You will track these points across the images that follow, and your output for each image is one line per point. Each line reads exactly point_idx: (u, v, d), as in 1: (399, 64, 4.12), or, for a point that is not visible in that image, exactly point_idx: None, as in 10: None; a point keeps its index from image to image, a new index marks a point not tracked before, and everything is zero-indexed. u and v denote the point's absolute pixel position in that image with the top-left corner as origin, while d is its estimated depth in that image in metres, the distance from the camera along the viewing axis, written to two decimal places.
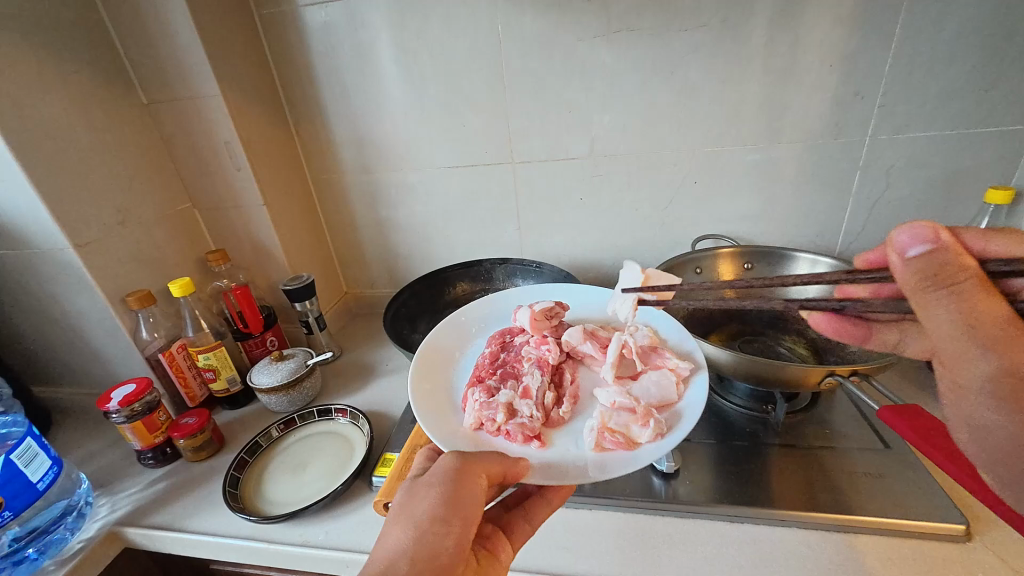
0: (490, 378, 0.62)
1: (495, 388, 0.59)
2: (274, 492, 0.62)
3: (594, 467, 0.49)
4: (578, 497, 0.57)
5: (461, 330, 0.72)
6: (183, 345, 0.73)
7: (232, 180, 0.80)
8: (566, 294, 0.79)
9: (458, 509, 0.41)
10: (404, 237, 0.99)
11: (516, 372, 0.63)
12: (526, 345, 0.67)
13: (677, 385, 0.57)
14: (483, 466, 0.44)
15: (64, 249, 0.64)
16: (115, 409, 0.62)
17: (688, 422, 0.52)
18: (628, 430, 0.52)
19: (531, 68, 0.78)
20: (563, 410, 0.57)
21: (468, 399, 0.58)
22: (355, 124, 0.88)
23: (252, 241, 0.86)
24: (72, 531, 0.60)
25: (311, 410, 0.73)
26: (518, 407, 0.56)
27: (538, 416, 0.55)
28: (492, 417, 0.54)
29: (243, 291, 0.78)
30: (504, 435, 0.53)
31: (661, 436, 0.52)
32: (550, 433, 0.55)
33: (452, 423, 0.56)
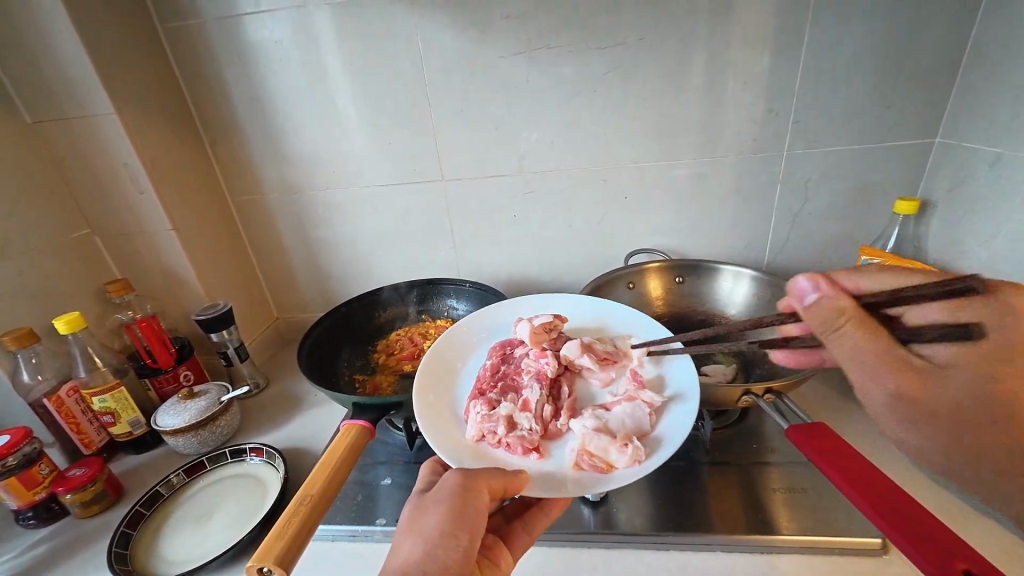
0: (491, 391, 0.57)
1: (496, 400, 0.55)
2: (171, 550, 0.56)
3: (587, 480, 0.47)
4: None
5: (464, 340, 0.67)
6: (75, 387, 0.66)
7: (136, 204, 0.74)
8: (562, 302, 0.72)
9: (464, 523, 0.39)
10: (337, 259, 0.95)
11: (514, 383, 0.59)
12: (526, 358, 0.62)
13: (651, 416, 0.52)
14: (485, 480, 0.42)
15: None
16: None
17: (665, 454, 0.48)
18: (607, 454, 0.48)
19: (454, 82, 0.76)
20: (562, 422, 0.53)
21: (470, 410, 0.54)
22: (276, 141, 0.84)
23: (163, 270, 0.80)
24: None
25: (223, 452, 0.67)
26: (519, 420, 0.53)
27: (537, 428, 0.52)
28: (494, 429, 0.51)
29: (148, 323, 0.72)
30: (505, 447, 0.50)
31: (637, 463, 0.48)
32: (548, 444, 0.52)
33: (452, 435, 0.52)
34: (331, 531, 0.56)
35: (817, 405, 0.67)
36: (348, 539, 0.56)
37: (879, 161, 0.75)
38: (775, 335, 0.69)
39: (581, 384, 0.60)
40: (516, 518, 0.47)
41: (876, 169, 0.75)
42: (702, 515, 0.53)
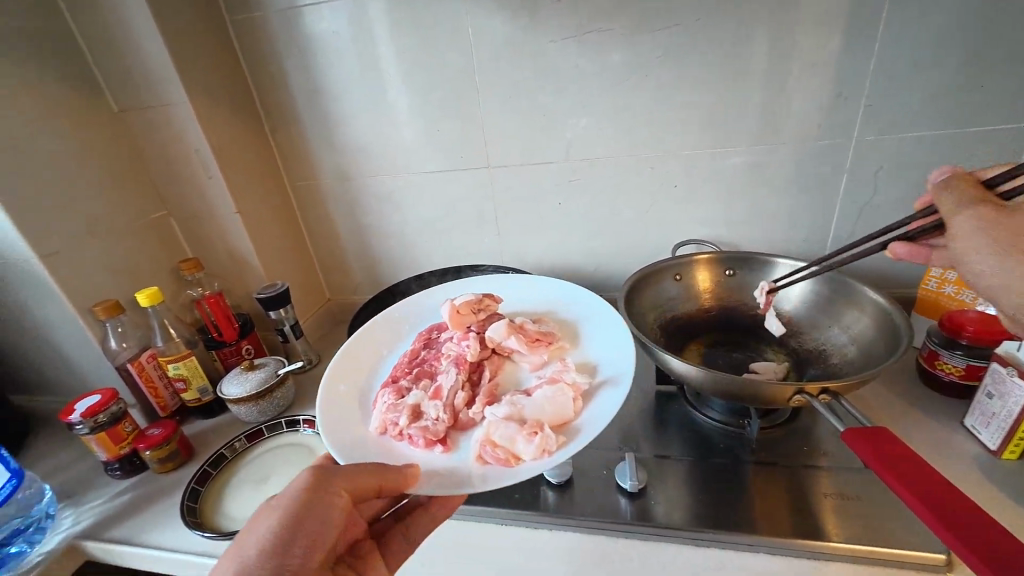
0: (404, 378, 0.61)
1: (406, 389, 0.58)
2: (234, 508, 0.61)
3: (490, 474, 0.47)
4: (539, 517, 0.55)
5: (391, 329, 0.71)
6: (153, 355, 0.73)
7: (205, 189, 0.80)
8: (511, 293, 0.76)
9: (303, 528, 0.41)
10: (385, 244, 0.98)
11: (430, 373, 0.62)
12: (448, 343, 0.65)
13: (574, 400, 0.54)
14: (343, 480, 0.44)
15: (29, 260, 0.65)
16: (78, 421, 0.62)
17: (576, 446, 0.49)
18: (512, 445, 0.49)
19: (503, 69, 0.76)
20: (473, 412, 0.55)
21: (377, 401, 0.57)
22: (331, 129, 0.87)
23: (228, 250, 0.86)
24: (33, 543, 0.60)
25: (279, 421, 0.72)
26: (425, 409, 0.55)
27: (444, 419, 0.54)
28: (396, 421, 0.53)
29: (215, 299, 0.78)
30: (408, 440, 0.52)
31: (546, 454, 0.48)
32: (455, 435, 0.53)
33: (357, 425, 0.55)
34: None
35: (877, 410, 0.63)
36: None
37: (965, 149, 0.68)
38: (831, 333, 0.65)
39: (509, 366, 0.63)
40: (403, 518, 0.51)
41: (960, 158, 0.68)
42: (747, 514, 0.51)
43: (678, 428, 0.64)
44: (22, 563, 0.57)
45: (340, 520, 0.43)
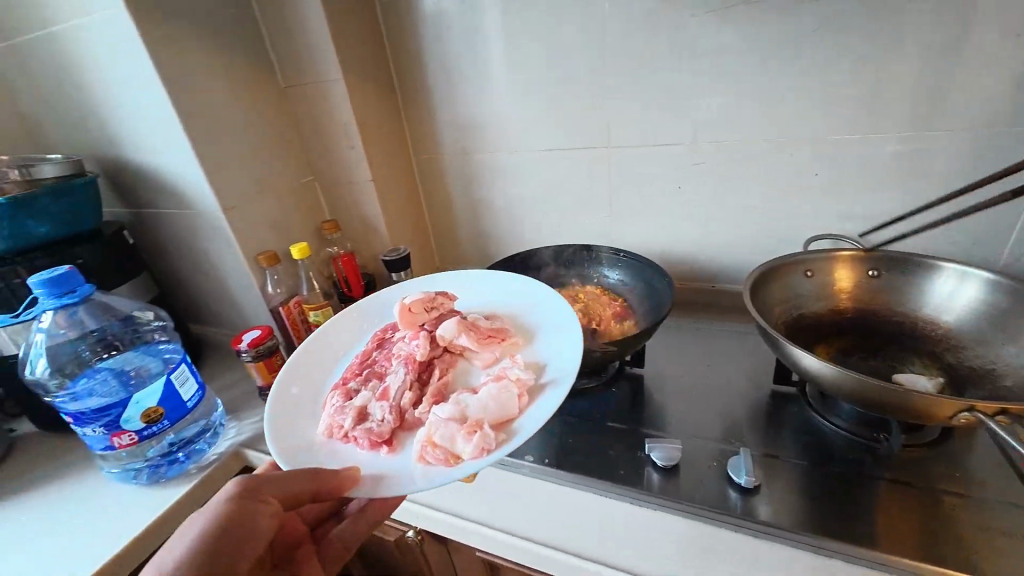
0: (352, 379, 0.60)
1: (355, 391, 0.58)
2: None
3: (431, 471, 0.47)
4: (642, 495, 0.55)
5: (349, 325, 0.71)
6: (298, 302, 0.84)
7: (348, 158, 0.89)
8: (469, 291, 0.75)
9: (232, 536, 0.41)
10: (494, 219, 1.01)
11: (380, 372, 0.61)
12: (400, 342, 0.64)
13: (519, 396, 0.53)
14: (276, 486, 0.44)
15: (216, 212, 0.77)
16: (245, 349, 0.74)
17: (515, 441, 0.49)
18: (452, 443, 0.48)
19: (634, 46, 0.74)
20: (418, 411, 0.54)
21: (326, 403, 0.57)
22: (456, 105, 0.91)
23: (361, 215, 0.95)
24: (210, 443, 0.73)
25: None
26: (372, 411, 0.54)
27: (389, 419, 0.53)
28: (342, 422, 0.53)
29: (348, 258, 0.88)
30: (354, 440, 0.52)
31: (484, 451, 0.48)
32: (401, 436, 0.53)
33: (306, 429, 0.54)
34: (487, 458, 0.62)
35: None
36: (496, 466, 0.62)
37: None
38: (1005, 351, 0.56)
39: (462, 364, 0.62)
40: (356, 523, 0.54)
41: None
42: (878, 532, 0.47)
43: (796, 430, 0.61)
44: (202, 458, 0.71)
45: (267, 530, 0.43)
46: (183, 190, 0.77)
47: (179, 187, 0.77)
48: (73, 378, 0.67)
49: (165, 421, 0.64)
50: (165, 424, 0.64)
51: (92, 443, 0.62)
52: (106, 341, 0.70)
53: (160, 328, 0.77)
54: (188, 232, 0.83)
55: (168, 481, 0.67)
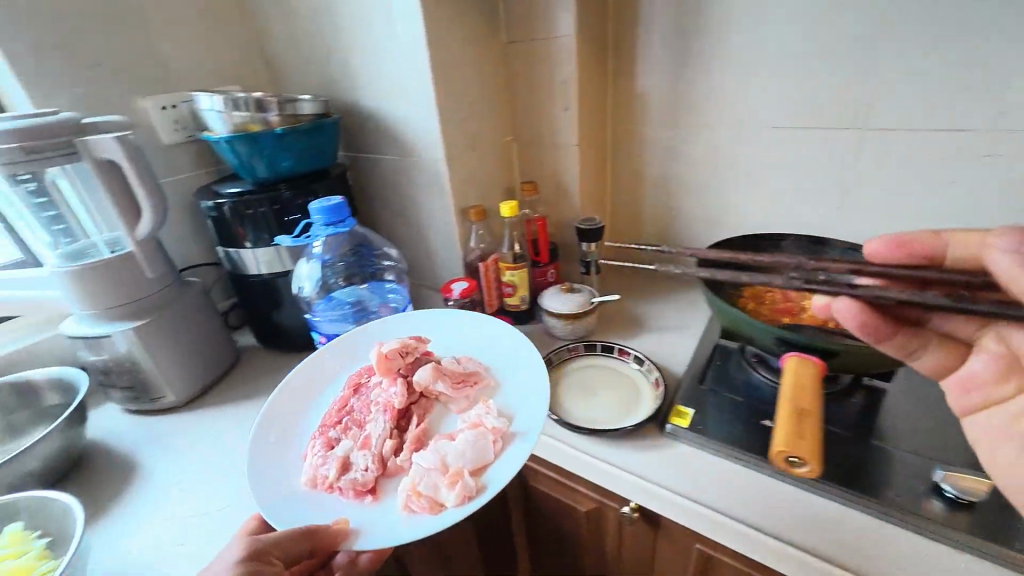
0: (331, 428, 0.56)
1: (335, 439, 0.55)
2: (570, 406, 0.68)
3: (415, 521, 0.46)
4: (931, 530, 0.47)
5: (326, 369, 0.65)
6: (496, 260, 0.84)
7: (557, 120, 0.86)
8: (432, 326, 0.70)
9: None
10: (689, 199, 0.94)
11: (359, 420, 0.58)
12: (377, 389, 0.61)
13: (495, 443, 0.52)
14: (291, 550, 0.43)
15: (438, 162, 0.79)
16: (453, 298, 0.77)
17: (495, 488, 0.47)
18: (436, 492, 0.47)
19: (938, 9, 0.62)
20: (400, 459, 0.53)
21: (306, 453, 0.53)
22: (677, 71, 0.84)
23: (555, 180, 0.92)
24: None
25: (596, 344, 0.77)
26: (354, 460, 0.52)
27: (372, 467, 0.51)
28: (326, 473, 0.50)
29: (543, 223, 0.87)
30: (336, 492, 0.49)
31: (469, 496, 0.47)
32: (384, 483, 0.51)
33: (284, 480, 0.51)
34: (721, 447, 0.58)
35: None
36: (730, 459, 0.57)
37: None
38: None
39: (437, 410, 0.60)
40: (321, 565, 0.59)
41: None
42: None
43: None
44: None
45: None
46: (409, 138, 0.80)
47: (407, 134, 0.80)
48: (325, 296, 0.83)
49: None
50: None
51: None
52: (350, 273, 0.84)
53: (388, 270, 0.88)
54: (403, 180, 0.85)
55: None
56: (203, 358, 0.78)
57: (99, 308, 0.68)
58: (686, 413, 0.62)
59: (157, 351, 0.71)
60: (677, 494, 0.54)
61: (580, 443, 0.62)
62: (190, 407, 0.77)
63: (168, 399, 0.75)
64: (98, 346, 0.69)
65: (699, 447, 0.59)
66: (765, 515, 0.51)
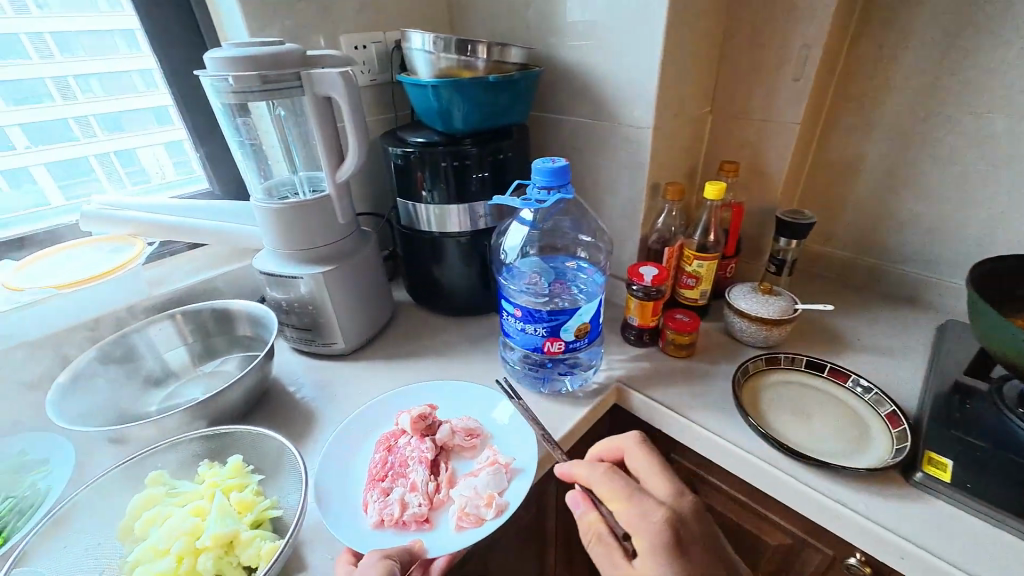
0: (379, 481, 0.53)
1: (388, 488, 0.52)
2: (782, 428, 0.59)
3: (473, 535, 0.49)
4: None
5: (358, 428, 0.60)
6: (683, 246, 0.75)
7: (779, 91, 0.73)
8: (446, 395, 0.65)
9: None
10: (919, 201, 0.78)
11: (403, 466, 0.55)
12: (409, 446, 0.57)
13: (507, 472, 0.54)
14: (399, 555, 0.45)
15: (642, 129, 0.70)
16: (641, 284, 0.70)
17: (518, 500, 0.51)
18: (479, 508, 0.50)
19: None
20: (445, 492, 0.53)
21: (366, 502, 0.51)
22: (952, 41, 0.68)
23: (755, 162, 0.80)
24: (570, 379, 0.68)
25: (802, 358, 0.67)
26: (408, 500, 0.51)
27: (423, 501, 0.51)
28: (392, 511, 0.50)
29: (740, 211, 0.77)
30: (400, 526, 0.49)
31: (502, 508, 0.51)
32: (436, 514, 0.51)
33: (350, 530, 0.49)
34: (1016, 521, 0.46)
35: None
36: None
37: None
38: None
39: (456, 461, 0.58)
40: None
41: None
42: None
43: None
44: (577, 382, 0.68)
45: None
46: (613, 98, 0.71)
47: (610, 94, 0.71)
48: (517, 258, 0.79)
49: (582, 341, 0.61)
50: (580, 344, 0.62)
51: (522, 339, 0.62)
52: (541, 241, 0.78)
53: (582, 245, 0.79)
54: (589, 145, 0.77)
55: (560, 395, 0.66)
56: (369, 310, 0.77)
57: (291, 249, 0.68)
58: (945, 464, 0.51)
59: (337, 298, 0.70)
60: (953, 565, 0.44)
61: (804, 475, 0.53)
62: (354, 357, 0.76)
63: (338, 347, 0.74)
64: (285, 287, 0.69)
65: (965, 509, 0.48)
66: None
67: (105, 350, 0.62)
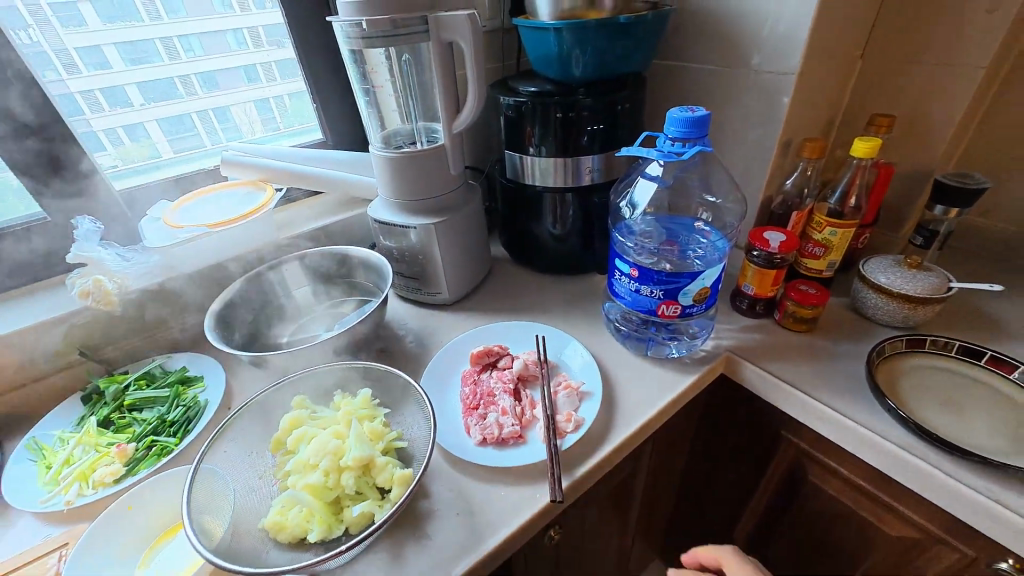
0: (470, 409, 0.57)
1: (482, 413, 0.56)
2: (926, 416, 0.53)
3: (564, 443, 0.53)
4: None
5: (439, 369, 0.63)
6: (816, 210, 0.67)
7: (961, 28, 0.62)
8: (508, 333, 0.69)
9: None
10: None
11: (490, 395, 0.58)
12: (492, 378, 0.60)
13: (577, 399, 0.57)
14: None
15: (784, 75, 0.62)
16: (767, 250, 0.64)
17: (592, 420, 0.55)
18: (563, 423, 0.54)
19: None
20: (534, 413, 0.57)
21: (467, 426, 0.55)
22: None
23: (913, 115, 0.69)
24: (675, 346, 0.65)
25: (951, 343, 0.59)
26: (502, 420, 0.55)
27: (516, 421, 0.55)
28: (494, 430, 0.54)
29: (889, 172, 0.67)
30: (504, 442, 0.53)
31: (580, 424, 0.55)
32: (527, 432, 0.55)
33: (460, 448, 0.53)
34: None
35: None
36: None
37: None
38: None
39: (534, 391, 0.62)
40: None
41: None
42: None
43: None
44: (683, 351, 0.65)
45: None
46: (753, 40, 0.63)
47: (750, 35, 0.63)
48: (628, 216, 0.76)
49: (699, 307, 0.58)
50: (696, 310, 0.58)
51: (632, 300, 0.60)
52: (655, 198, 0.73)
53: (709, 207, 0.73)
54: (715, 94, 0.71)
55: (666, 360, 0.64)
56: (471, 262, 0.78)
57: (404, 199, 0.70)
58: None
59: (445, 248, 0.72)
60: None
61: (956, 471, 0.48)
62: (457, 308, 0.79)
63: (442, 296, 0.77)
64: (396, 235, 0.71)
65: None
66: None
67: (249, 281, 0.68)
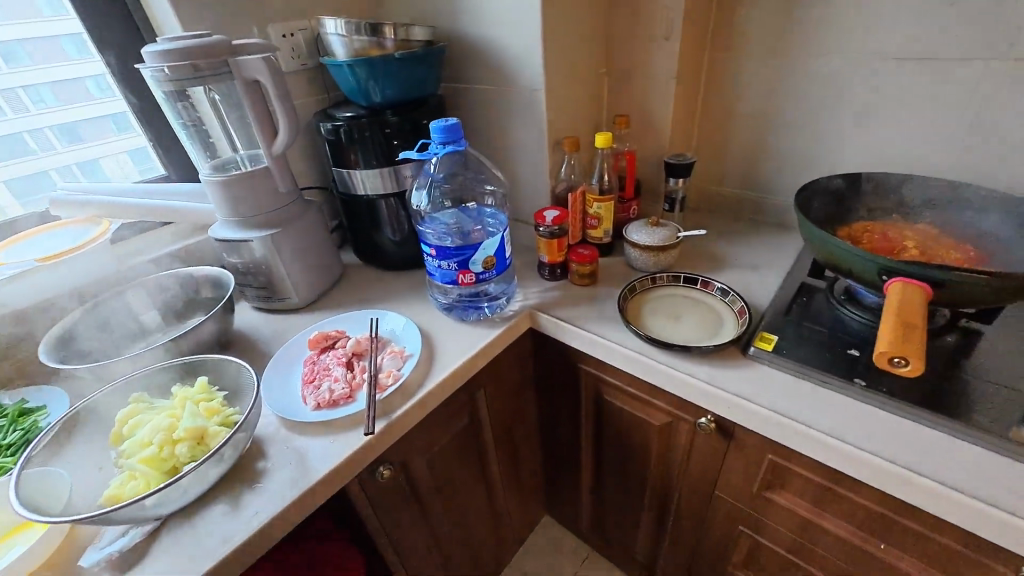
0: (308, 383, 0.67)
1: (317, 384, 0.66)
2: (656, 328, 0.73)
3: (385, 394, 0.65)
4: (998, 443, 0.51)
5: (285, 358, 0.73)
6: (583, 191, 0.87)
7: (654, 51, 0.85)
8: (349, 321, 0.79)
9: None
10: (781, 138, 0.91)
11: (325, 369, 0.69)
12: (329, 356, 0.71)
13: (399, 361, 0.70)
14: None
15: (537, 91, 0.81)
16: (546, 225, 0.81)
17: (409, 373, 0.68)
18: (385, 380, 0.66)
19: None
20: (363, 377, 0.68)
21: (304, 397, 0.65)
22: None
23: (644, 115, 0.92)
24: (487, 308, 0.80)
25: (678, 276, 0.81)
26: (334, 386, 0.65)
27: (346, 385, 0.66)
28: (325, 395, 0.64)
29: (632, 157, 0.89)
30: (335, 403, 0.64)
31: (398, 378, 0.67)
32: (357, 393, 0.66)
33: (297, 414, 0.62)
34: (813, 372, 0.61)
35: None
36: (814, 382, 0.61)
37: None
38: None
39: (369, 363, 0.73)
40: None
41: None
42: None
43: None
44: (494, 312, 0.80)
45: None
46: (512, 66, 0.81)
47: (509, 62, 0.81)
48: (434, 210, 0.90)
49: (490, 273, 0.74)
50: (489, 275, 0.74)
51: (440, 275, 0.74)
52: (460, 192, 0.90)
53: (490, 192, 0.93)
54: (499, 109, 0.88)
55: (480, 322, 0.78)
56: (316, 268, 0.88)
57: (240, 217, 0.78)
58: (771, 339, 0.66)
59: (285, 256, 0.81)
60: (763, 407, 0.59)
61: (668, 360, 0.67)
62: (310, 309, 0.88)
63: (291, 301, 0.85)
64: (241, 251, 0.79)
65: (782, 368, 0.63)
66: (851, 429, 0.55)
67: (84, 314, 0.72)
